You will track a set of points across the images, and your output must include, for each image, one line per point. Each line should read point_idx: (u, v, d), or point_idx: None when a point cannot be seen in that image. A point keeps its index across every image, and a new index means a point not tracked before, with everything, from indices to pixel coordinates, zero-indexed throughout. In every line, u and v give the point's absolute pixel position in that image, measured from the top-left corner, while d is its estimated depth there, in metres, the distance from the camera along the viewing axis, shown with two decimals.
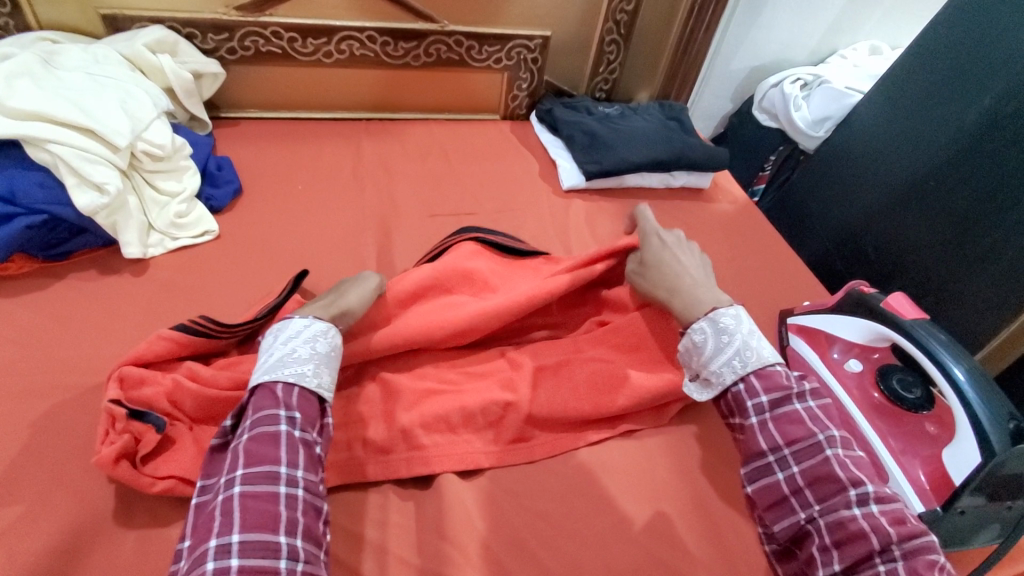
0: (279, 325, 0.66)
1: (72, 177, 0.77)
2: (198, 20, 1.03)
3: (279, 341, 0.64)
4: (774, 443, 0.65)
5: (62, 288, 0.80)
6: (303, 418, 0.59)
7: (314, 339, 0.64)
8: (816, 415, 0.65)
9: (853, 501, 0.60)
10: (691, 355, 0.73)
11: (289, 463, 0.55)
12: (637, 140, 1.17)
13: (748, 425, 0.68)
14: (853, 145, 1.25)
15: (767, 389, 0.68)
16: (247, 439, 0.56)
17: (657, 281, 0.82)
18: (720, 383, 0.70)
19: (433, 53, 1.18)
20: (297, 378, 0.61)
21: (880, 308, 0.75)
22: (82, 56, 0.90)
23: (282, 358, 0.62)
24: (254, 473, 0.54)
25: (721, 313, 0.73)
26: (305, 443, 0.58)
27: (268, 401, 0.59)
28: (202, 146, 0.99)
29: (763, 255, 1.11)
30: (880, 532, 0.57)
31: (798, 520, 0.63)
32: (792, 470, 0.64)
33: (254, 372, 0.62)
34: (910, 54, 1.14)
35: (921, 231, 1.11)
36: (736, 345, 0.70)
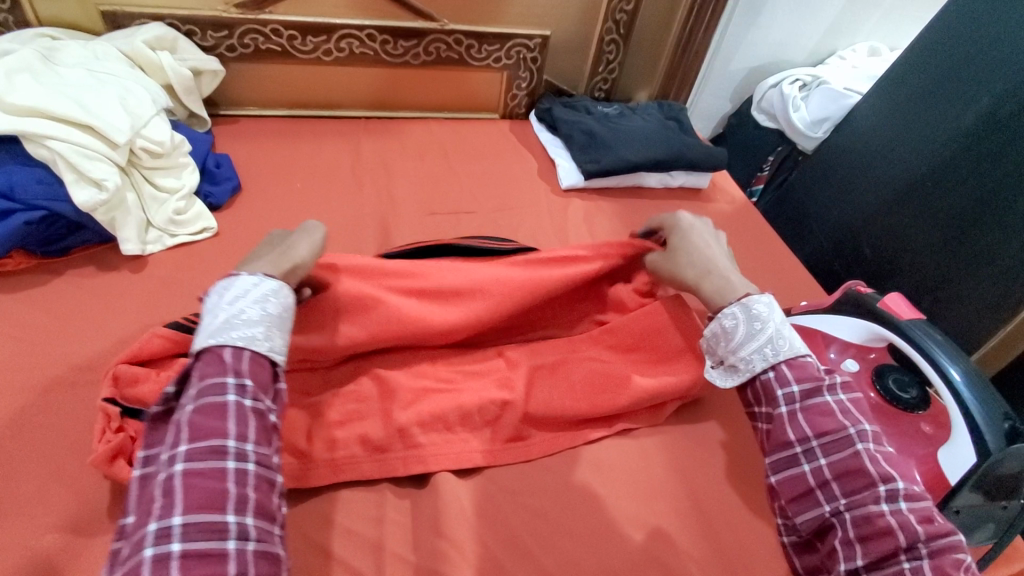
0: (224, 281, 0.63)
1: (71, 173, 0.77)
2: (198, 17, 1.03)
3: (226, 301, 0.61)
4: (803, 435, 0.63)
5: (61, 285, 0.80)
6: (254, 386, 0.58)
7: (264, 299, 0.62)
8: (848, 408, 0.64)
9: (882, 496, 0.59)
10: (719, 341, 0.72)
11: (237, 436, 0.54)
12: (636, 139, 1.17)
13: (777, 414, 0.66)
14: (854, 145, 1.26)
15: (799, 379, 0.66)
16: (191, 411, 0.55)
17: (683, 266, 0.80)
18: (749, 370, 0.68)
19: (433, 52, 1.18)
20: (247, 342, 0.59)
21: (878, 307, 0.75)
22: (82, 52, 0.90)
23: (230, 319, 0.60)
24: (200, 449, 0.53)
25: (755, 299, 0.71)
26: (256, 414, 0.56)
27: (214, 369, 0.57)
28: (202, 143, 0.99)
29: (760, 256, 1.12)
30: (908, 530, 0.56)
31: (821, 513, 0.62)
32: (820, 462, 0.62)
33: (197, 335, 0.60)
34: (912, 54, 1.14)
35: (919, 230, 1.11)
36: (768, 333, 0.68)
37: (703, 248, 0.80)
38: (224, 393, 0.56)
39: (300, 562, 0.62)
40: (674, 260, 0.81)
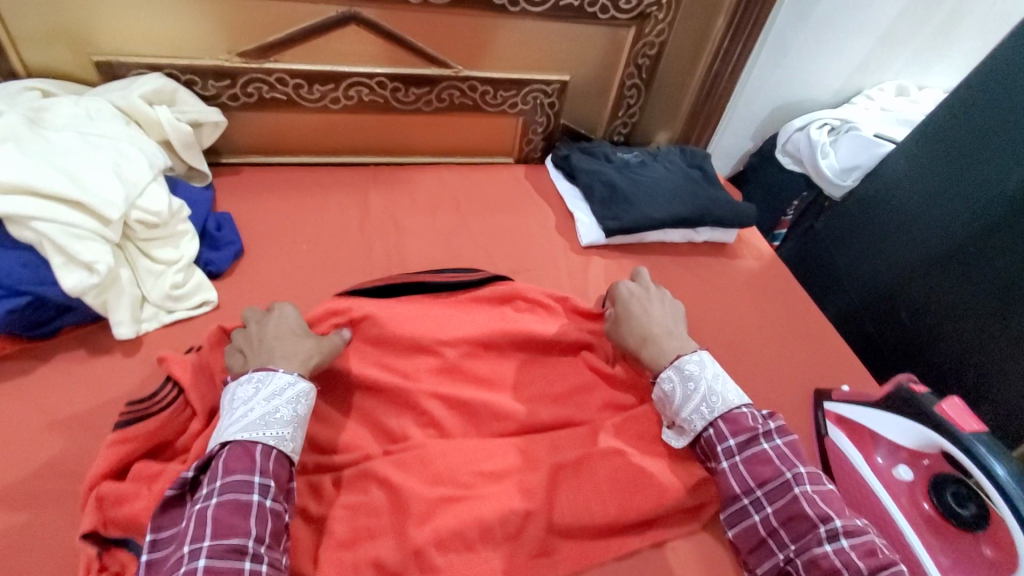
0: (261, 375, 0.68)
1: (59, 256, 0.71)
2: (198, 66, 0.96)
3: (259, 397, 0.66)
4: (747, 487, 0.71)
5: (47, 373, 0.74)
6: (275, 487, 0.62)
7: (297, 399, 0.67)
8: (783, 455, 0.72)
9: (825, 537, 0.66)
10: (664, 405, 0.78)
11: (255, 537, 0.58)
12: (660, 195, 1.11)
13: (719, 468, 0.73)
14: (886, 201, 1.20)
15: (735, 432, 0.74)
16: (215, 505, 0.59)
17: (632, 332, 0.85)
18: (692, 430, 0.76)
19: (446, 99, 1.12)
20: (276, 441, 0.64)
21: (934, 412, 0.72)
22: (73, 111, 0.84)
23: (264, 416, 0.65)
24: (222, 546, 0.56)
25: (687, 359, 0.79)
26: (274, 514, 0.60)
27: (242, 464, 0.61)
28: (201, 204, 0.93)
29: (792, 320, 1.05)
30: (852, 568, 0.63)
31: (777, 561, 0.68)
32: (767, 511, 0.70)
33: (228, 423, 0.65)
34: (946, 109, 1.08)
35: (960, 300, 1.05)
36: (702, 392, 0.77)
37: (649, 315, 0.86)
38: (249, 491, 0.60)
39: None
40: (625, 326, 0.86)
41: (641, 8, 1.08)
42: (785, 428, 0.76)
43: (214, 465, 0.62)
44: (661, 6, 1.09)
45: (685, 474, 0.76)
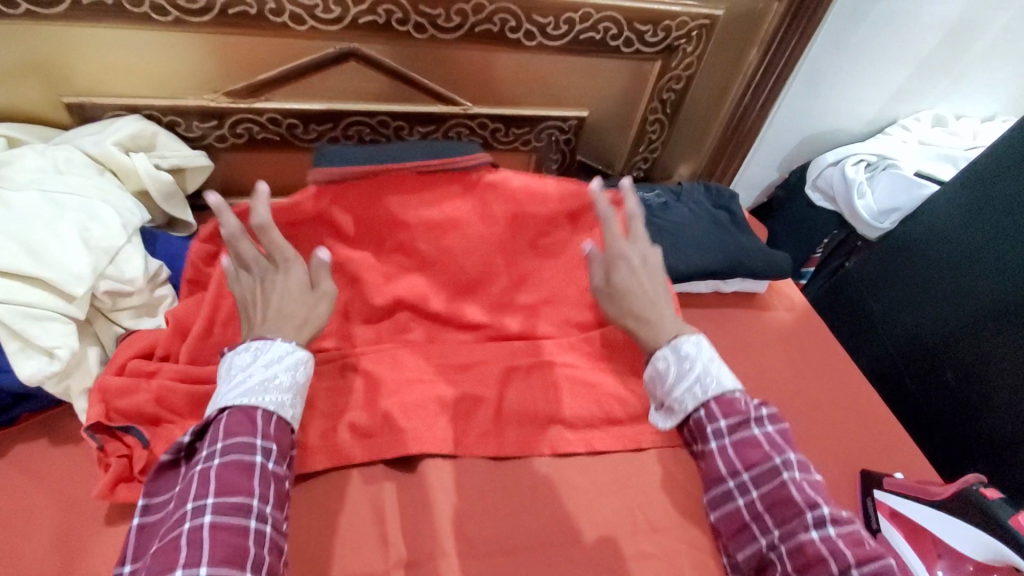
0: (259, 343, 0.65)
1: (14, 341, 0.62)
2: (182, 106, 0.88)
3: (259, 362, 0.63)
4: (733, 468, 0.67)
5: (3, 466, 0.66)
6: (278, 451, 0.61)
7: (295, 366, 0.65)
8: (773, 440, 0.67)
9: (811, 524, 0.61)
10: (656, 384, 0.73)
11: (260, 497, 0.57)
12: (686, 245, 1.02)
13: (707, 450, 0.69)
14: (927, 248, 1.11)
15: (726, 414, 0.69)
16: (217, 465, 0.57)
17: (623, 310, 0.78)
18: (683, 411, 0.71)
19: (454, 137, 1.03)
20: (276, 407, 0.62)
21: (1012, 527, 0.63)
22: (38, 162, 0.75)
23: (263, 382, 0.62)
24: (227, 504, 0.55)
25: (683, 339, 0.73)
26: (276, 477, 0.59)
27: (243, 427, 0.59)
28: (181, 261, 0.85)
29: (829, 382, 0.96)
30: (839, 557, 0.58)
31: (759, 547, 0.65)
32: (751, 495, 0.66)
33: (226, 389, 0.62)
34: (998, 156, 0.99)
35: (1014, 365, 0.95)
36: (697, 372, 0.70)
37: (643, 293, 0.78)
38: (253, 454, 0.58)
39: None
40: (614, 302, 0.78)
41: (669, 42, 0.99)
42: (777, 414, 0.70)
43: (214, 428, 0.60)
44: (690, 38, 1.00)
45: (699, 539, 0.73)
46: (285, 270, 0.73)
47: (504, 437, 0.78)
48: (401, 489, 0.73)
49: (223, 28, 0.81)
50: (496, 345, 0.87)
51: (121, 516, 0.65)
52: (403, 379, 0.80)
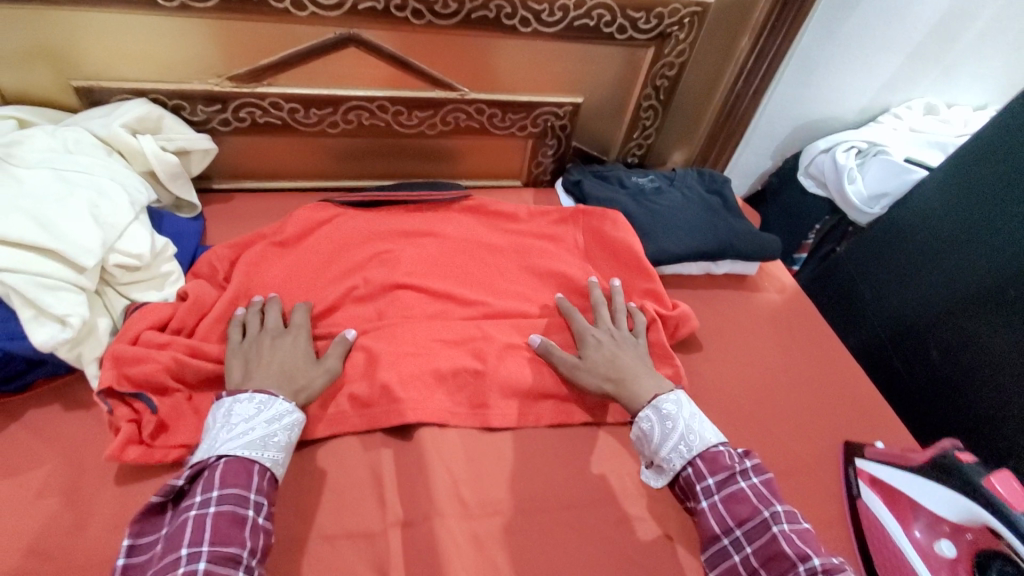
0: (264, 397, 0.68)
1: (28, 309, 0.65)
2: (186, 90, 0.90)
3: (262, 419, 0.67)
4: (725, 526, 0.65)
5: (19, 429, 0.69)
6: (267, 505, 0.62)
7: (292, 427, 0.69)
8: (760, 492, 0.66)
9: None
10: (643, 444, 0.74)
11: (250, 548, 0.58)
12: (677, 227, 1.04)
13: (699, 508, 0.68)
14: (916, 231, 1.13)
15: (712, 471, 0.69)
16: (213, 514, 0.58)
17: (604, 374, 0.81)
18: (671, 470, 0.71)
19: (451, 122, 1.05)
20: (271, 464, 0.65)
21: (982, 486, 0.65)
22: (49, 144, 0.78)
23: (263, 438, 0.66)
24: (220, 554, 0.55)
25: (663, 398, 0.75)
26: (265, 531, 0.61)
27: (239, 479, 0.61)
28: (187, 239, 0.88)
29: (817, 359, 0.99)
30: None
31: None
32: (746, 552, 0.63)
33: (225, 437, 0.64)
34: (984, 140, 1.01)
35: (996, 342, 0.97)
36: (680, 430, 0.72)
37: (624, 362, 0.82)
38: (246, 506, 0.60)
39: None
40: (595, 367, 0.82)
41: (661, 28, 1.01)
42: (760, 465, 0.70)
43: (209, 475, 0.61)
44: (683, 25, 1.02)
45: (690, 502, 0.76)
46: (293, 342, 0.77)
47: (499, 407, 0.81)
48: (398, 455, 0.75)
49: (227, 13, 0.84)
50: (491, 321, 0.89)
51: (133, 477, 0.68)
52: (401, 354, 0.82)
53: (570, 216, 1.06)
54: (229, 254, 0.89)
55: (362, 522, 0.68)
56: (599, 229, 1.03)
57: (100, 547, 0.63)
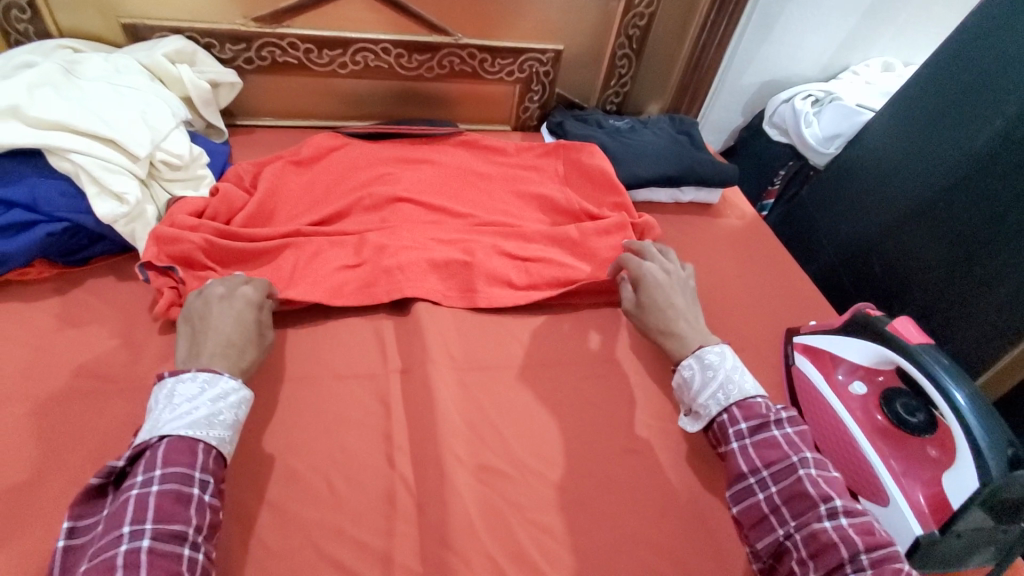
0: (207, 375, 0.65)
1: (93, 186, 0.79)
2: (216, 30, 1.04)
3: (206, 396, 0.64)
4: (753, 465, 0.68)
5: (80, 294, 0.83)
6: (215, 483, 0.61)
7: (239, 405, 0.66)
8: (792, 440, 0.68)
9: (825, 514, 0.62)
10: (683, 391, 0.77)
11: (196, 526, 0.57)
12: (647, 155, 1.18)
13: (729, 450, 0.71)
14: (863, 163, 1.25)
15: (747, 417, 0.71)
16: (155, 493, 0.57)
17: (652, 323, 0.84)
18: (706, 415, 0.74)
19: (447, 65, 1.19)
20: (217, 441, 0.63)
21: (887, 331, 0.77)
22: (103, 66, 0.92)
23: (208, 417, 0.63)
24: (165, 531, 0.55)
25: (707, 350, 0.77)
26: (211, 508, 0.60)
27: (184, 458, 0.59)
28: (218, 155, 1.02)
29: (769, 271, 1.11)
30: (848, 542, 0.59)
31: (776, 537, 0.64)
32: (770, 490, 0.66)
33: (168, 417, 0.62)
34: (921, 76, 1.13)
35: (929, 251, 1.11)
36: (720, 379, 0.74)
37: (673, 310, 0.84)
38: (190, 485, 0.58)
39: None
40: (643, 318, 0.85)
41: None
42: (797, 416, 0.72)
43: (152, 453, 0.59)
44: None
45: (646, 367, 0.88)
46: (240, 314, 0.74)
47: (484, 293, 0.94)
48: (396, 325, 0.88)
49: None
50: (479, 227, 1.02)
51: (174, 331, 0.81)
52: (399, 247, 0.94)
53: (552, 150, 1.19)
54: (252, 169, 1.02)
55: (367, 367, 0.81)
56: (578, 160, 1.16)
57: (149, 376, 0.76)
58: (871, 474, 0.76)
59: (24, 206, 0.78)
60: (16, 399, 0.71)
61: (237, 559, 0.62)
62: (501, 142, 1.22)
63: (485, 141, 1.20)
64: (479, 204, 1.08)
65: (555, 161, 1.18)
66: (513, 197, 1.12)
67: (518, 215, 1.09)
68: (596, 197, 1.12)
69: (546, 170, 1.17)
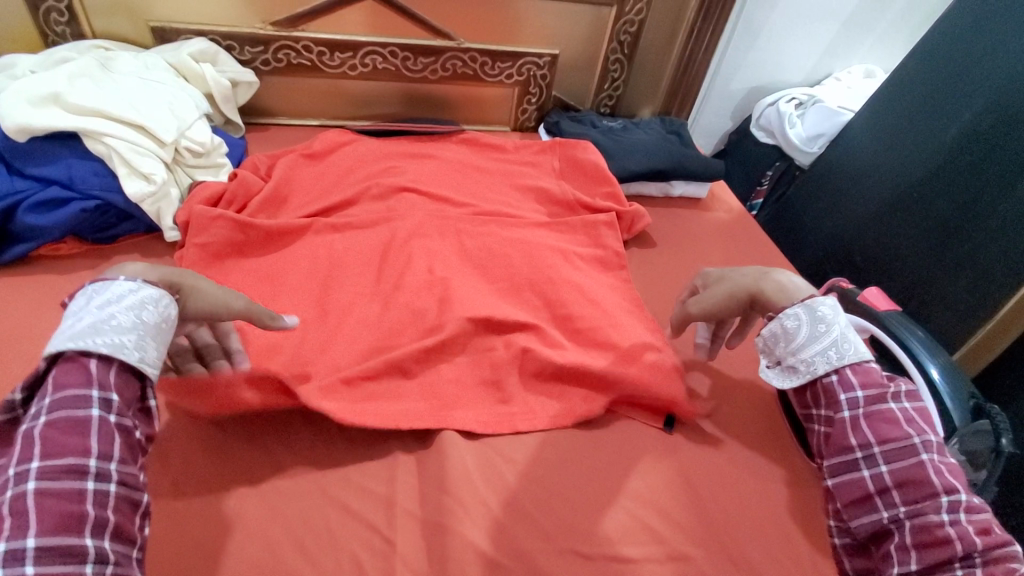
0: (95, 287, 0.59)
1: (123, 167, 0.86)
2: (237, 33, 1.13)
3: (95, 304, 0.57)
4: (864, 440, 0.65)
5: (106, 269, 0.89)
6: (121, 402, 0.54)
7: (139, 305, 0.57)
8: (912, 418, 0.65)
9: (944, 507, 0.59)
10: (779, 341, 0.73)
11: (101, 454, 0.51)
12: (638, 151, 1.24)
13: (840, 419, 0.68)
14: (844, 159, 1.31)
15: (864, 385, 0.68)
16: (44, 425, 0.51)
17: (721, 295, 0.78)
18: (810, 373, 0.71)
19: (450, 68, 1.27)
20: (112, 350, 0.55)
21: (858, 300, 0.84)
22: (134, 62, 1.00)
23: (96, 324, 0.55)
24: (54, 468, 0.49)
25: (819, 301, 0.72)
26: (121, 430, 0.54)
27: (75, 378, 0.53)
28: (236, 147, 1.09)
29: (755, 260, 1.17)
30: (966, 540, 0.56)
31: (879, 519, 0.62)
32: (879, 469, 0.64)
33: (56, 335, 0.55)
34: (896, 75, 1.21)
35: (907, 238, 1.17)
36: (833, 336, 0.70)
37: (738, 277, 0.79)
38: (87, 407, 0.52)
39: (316, 523, 0.66)
40: (715, 294, 0.79)
41: None
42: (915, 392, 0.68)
43: (44, 381, 0.54)
44: None
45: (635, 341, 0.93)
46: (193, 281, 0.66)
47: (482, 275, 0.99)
48: None
49: None
50: (478, 215, 1.08)
51: None
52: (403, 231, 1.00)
53: (549, 147, 1.26)
54: (268, 161, 1.10)
55: None
56: (573, 156, 1.22)
57: None
58: None
59: (61, 185, 0.85)
60: None
61: (250, 499, 0.66)
62: (501, 141, 1.29)
63: (484, 139, 1.28)
64: (478, 195, 1.15)
65: (552, 156, 1.25)
66: (511, 189, 1.18)
67: (516, 205, 1.15)
68: (590, 189, 1.19)
69: (543, 164, 1.24)
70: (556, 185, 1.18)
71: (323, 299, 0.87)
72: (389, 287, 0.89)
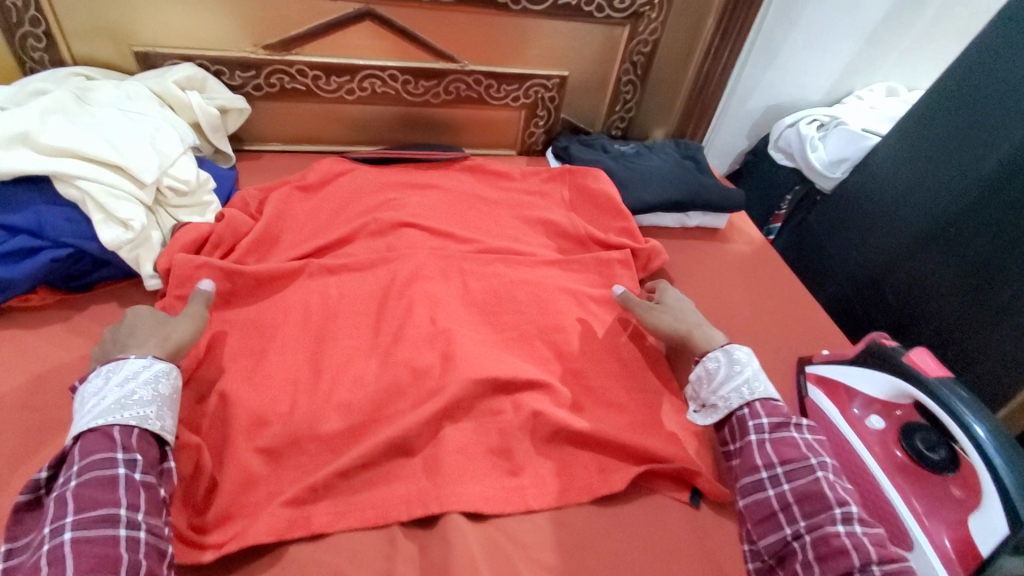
0: (110, 365, 0.64)
1: (99, 213, 0.79)
2: (226, 57, 1.06)
3: (112, 383, 0.62)
4: (768, 459, 0.68)
5: (81, 321, 0.82)
6: (144, 461, 0.59)
7: (156, 378, 0.64)
8: (812, 444, 0.69)
9: (839, 518, 0.62)
10: (703, 383, 0.78)
11: (129, 505, 0.56)
12: (653, 179, 1.17)
13: (746, 443, 0.72)
14: (871, 188, 1.24)
15: (769, 414, 0.73)
16: (75, 487, 0.55)
17: (665, 320, 0.88)
18: (726, 407, 0.75)
19: (453, 91, 1.20)
20: (138, 420, 0.61)
21: (902, 362, 0.75)
22: (114, 92, 0.93)
23: (119, 400, 0.61)
24: (88, 519, 0.53)
25: (735, 348, 0.79)
26: (146, 486, 0.58)
27: (99, 445, 0.58)
28: (224, 180, 1.02)
29: (780, 299, 1.09)
30: (861, 550, 0.58)
31: (783, 536, 0.64)
32: (782, 488, 0.67)
33: (77, 416, 0.60)
34: (925, 101, 1.13)
35: (942, 278, 1.10)
36: (746, 375, 0.75)
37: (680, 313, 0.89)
38: (113, 466, 0.57)
39: None
40: (658, 316, 0.88)
41: (635, 8, 1.17)
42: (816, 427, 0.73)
43: (69, 456, 0.59)
44: (654, 6, 1.18)
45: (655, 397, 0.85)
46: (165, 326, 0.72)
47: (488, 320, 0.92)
48: None
49: None
50: (483, 252, 1.00)
51: None
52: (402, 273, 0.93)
53: (557, 175, 1.18)
54: (259, 195, 1.02)
55: None
56: (583, 184, 1.15)
57: None
58: (894, 515, 0.73)
59: (29, 232, 0.78)
60: (11, 429, 0.68)
61: None
62: (507, 168, 1.22)
63: (490, 166, 1.20)
64: (483, 228, 1.07)
65: (561, 185, 1.18)
66: (518, 221, 1.11)
67: (524, 239, 1.08)
68: (603, 222, 1.12)
69: (552, 194, 1.17)
70: (567, 218, 1.11)
71: (315, 354, 0.80)
72: (388, 341, 0.82)
